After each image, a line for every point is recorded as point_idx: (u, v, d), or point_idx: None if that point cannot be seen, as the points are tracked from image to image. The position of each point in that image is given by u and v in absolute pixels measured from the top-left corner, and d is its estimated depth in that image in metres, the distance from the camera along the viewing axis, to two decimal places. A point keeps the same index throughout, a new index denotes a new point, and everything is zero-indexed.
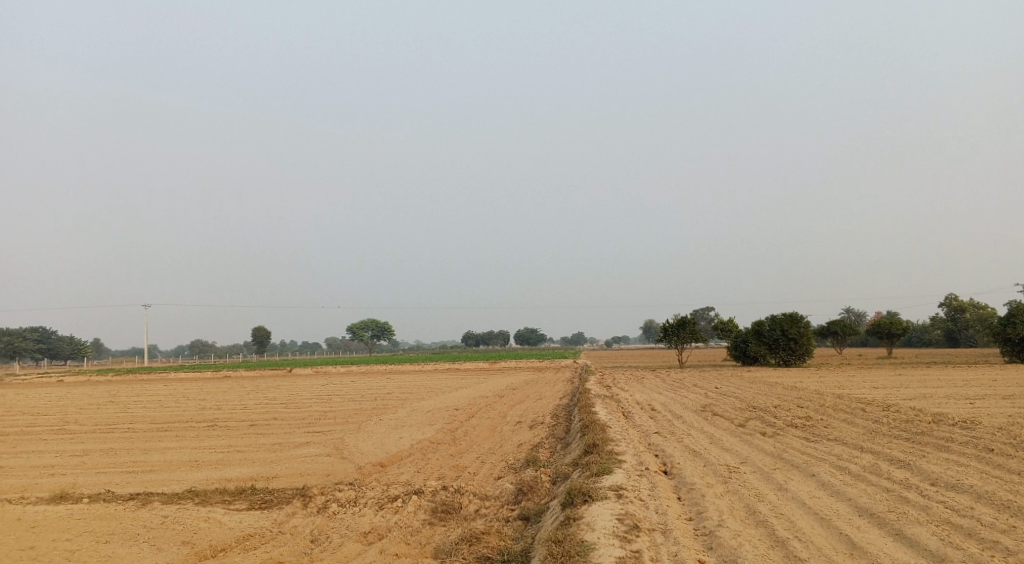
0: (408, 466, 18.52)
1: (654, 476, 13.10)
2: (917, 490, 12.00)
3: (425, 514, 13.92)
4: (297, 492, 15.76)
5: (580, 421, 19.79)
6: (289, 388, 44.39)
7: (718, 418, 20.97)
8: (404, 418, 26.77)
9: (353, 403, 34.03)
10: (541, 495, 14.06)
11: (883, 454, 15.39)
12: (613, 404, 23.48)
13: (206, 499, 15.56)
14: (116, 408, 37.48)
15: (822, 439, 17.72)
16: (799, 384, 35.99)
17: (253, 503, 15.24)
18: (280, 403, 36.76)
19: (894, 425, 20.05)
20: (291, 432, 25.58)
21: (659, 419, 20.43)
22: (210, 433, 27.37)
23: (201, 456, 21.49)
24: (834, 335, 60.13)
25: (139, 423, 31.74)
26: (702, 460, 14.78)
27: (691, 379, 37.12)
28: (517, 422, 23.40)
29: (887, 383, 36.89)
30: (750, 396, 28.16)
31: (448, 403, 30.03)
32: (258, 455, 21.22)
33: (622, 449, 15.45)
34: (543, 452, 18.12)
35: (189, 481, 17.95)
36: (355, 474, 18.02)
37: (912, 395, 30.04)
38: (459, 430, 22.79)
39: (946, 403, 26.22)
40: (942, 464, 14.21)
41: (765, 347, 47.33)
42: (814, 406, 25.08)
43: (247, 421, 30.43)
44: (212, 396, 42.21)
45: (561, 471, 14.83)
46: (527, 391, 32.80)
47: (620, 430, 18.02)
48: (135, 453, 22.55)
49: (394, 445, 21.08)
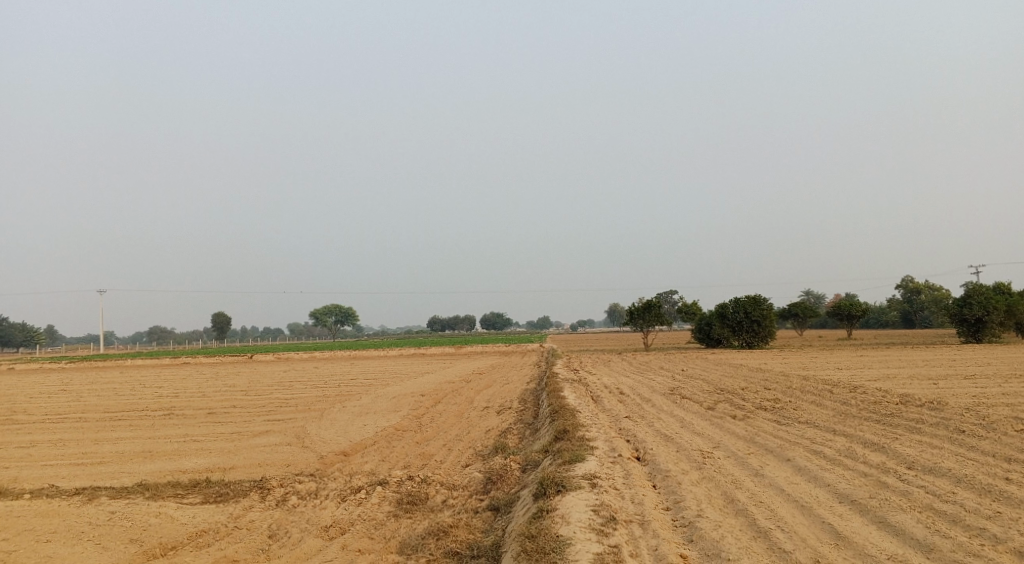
0: (372, 455, 17.94)
1: (628, 463, 12.66)
2: (896, 474, 11.69)
3: (390, 506, 13.37)
4: (255, 485, 15.09)
5: (548, 406, 19.36)
6: (250, 375, 43.48)
7: (687, 402, 20.65)
8: (368, 404, 26.14)
9: (315, 390, 33.31)
10: (511, 484, 13.58)
11: (855, 437, 15.10)
12: (581, 388, 23.07)
13: (158, 493, 14.85)
14: (69, 396, 36.41)
15: (793, 422, 17.43)
16: (763, 366, 35.91)
17: (207, 496, 14.56)
18: (240, 390, 35.95)
19: (863, 406, 19.87)
20: (250, 420, 24.85)
21: (628, 403, 20.05)
22: (166, 422, 26.54)
23: (155, 447, 20.70)
24: (795, 318, 60.40)
25: (92, 412, 30.75)
26: (674, 445, 14.38)
27: (657, 361, 36.90)
28: (485, 407, 22.92)
29: (849, 364, 36.99)
30: (716, 378, 27.94)
31: (413, 389, 29.47)
32: (215, 444, 20.48)
33: (594, 435, 15.01)
34: (512, 438, 17.65)
35: (141, 473, 17.20)
36: (317, 464, 17.39)
37: (877, 376, 30.04)
38: (424, 416, 22.22)
39: (910, 384, 26.17)
40: (916, 446, 13.95)
41: (728, 329, 47.26)
42: (781, 388, 24.86)
43: (205, 409, 29.59)
44: (170, 383, 41.21)
45: (531, 458, 14.34)
46: (494, 375, 32.33)
47: (591, 414, 17.59)
48: (85, 444, 21.70)
49: (357, 433, 20.49)
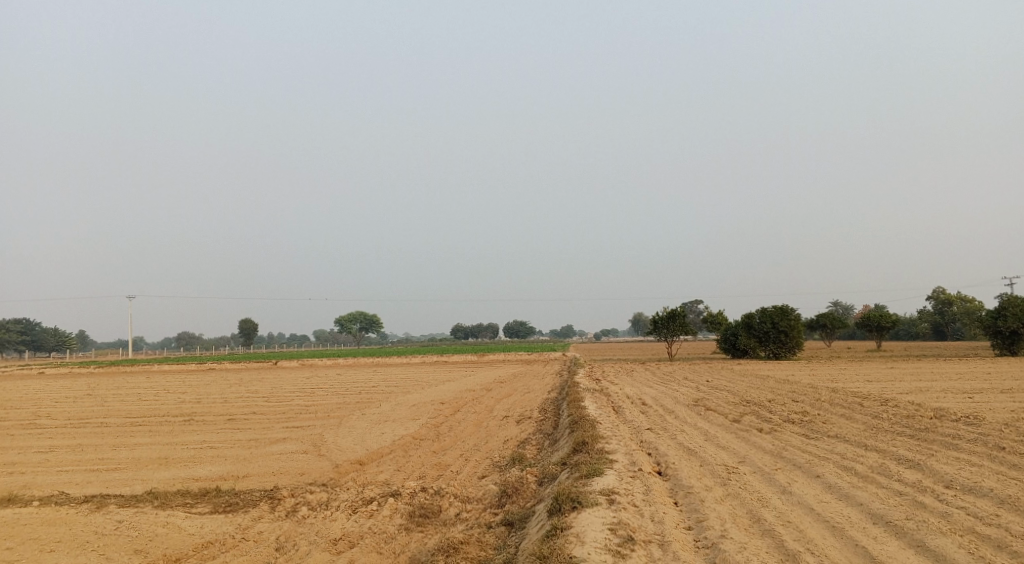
0: (388, 464, 17.54)
1: (648, 478, 12.12)
2: (934, 494, 11.08)
3: (402, 519, 12.95)
4: (266, 495, 14.71)
5: (568, 416, 18.86)
6: (272, 381, 43.33)
7: (711, 414, 20.07)
8: (387, 412, 25.75)
9: (336, 397, 32.97)
10: (527, 498, 13.10)
11: (889, 453, 14.44)
12: (603, 399, 22.54)
13: (167, 502, 14.51)
14: (92, 401, 36.38)
15: (822, 436, 16.80)
16: (791, 377, 35.11)
17: (216, 506, 14.20)
18: (261, 397, 35.68)
19: (895, 420, 19.19)
20: (268, 427, 24.54)
21: (650, 414, 19.52)
22: (186, 427, 26.33)
23: (170, 454, 20.41)
24: (823, 329, 59.32)
25: (112, 417, 30.59)
26: (697, 459, 13.83)
27: (682, 371, 36.28)
28: (504, 417, 22.46)
29: (880, 376, 36.06)
30: (743, 389, 27.30)
31: (434, 397, 29.05)
32: (231, 452, 20.18)
33: (613, 447, 14.50)
34: (530, 449, 17.17)
35: (153, 481, 16.89)
36: (332, 473, 17.01)
37: (909, 388, 29.19)
38: (443, 425, 21.80)
39: (944, 397, 25.35)
40: (954, 464, 13.30)
41: (755, 340, 46.41)
42: (810, 401, 24.14)
43: (224, 415, 29.35)
44: (193, 389, 41.10)
45: (548, 471, 13.85)
46: (516, 384, 31.84)
47: (611, 426, 17.08)
48: (102, 450, 21.46)
49: (374, 442, 20.08)
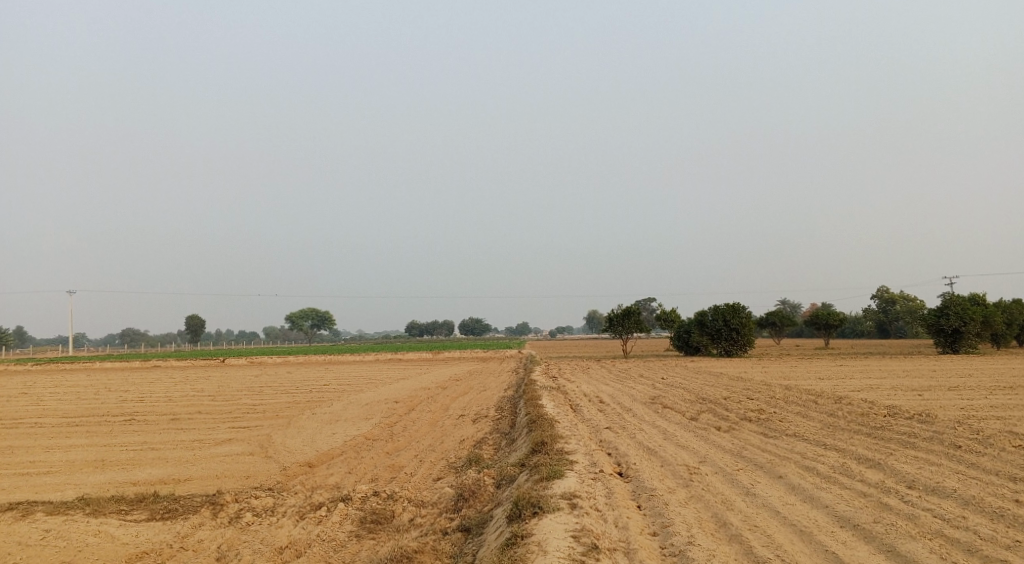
0: (338, 466, 16.93)
1: (610, 480, 11.72)
2: (899, 495, 10.84)
3: (352, 525, 12.40)
4: (208, 500, 14.02)
5: (525, 415, 18.40)
6: (220, 379, 42.20)
7: (669, 412, 19.80)
8: (338, 412, 25.08)
9: (285, 396, 32.12)
10: (484, 502, 12.62)
11: (849, 452, 14.24)
12: (559, 397, 22.16)
13: (100, 509, 13.76)
14: (29, 400, 35.01)
15: (781, 435, 16.58)
16: (744, 375, 35.17)
17: (154, 513, 13.51)
18: (208, 395, 34.64)
19: (851, 418, 19.06)
20: (214, 428, 23.70)
21: (608, 413, 19.18)
22: (128, 428, 25.35)
23: (108, 456, 19.55)
24: (772, 327, 59.75)
25: (50, 417, 29.41)
26: (658, 460, 13.47)
27: (636, 369, 36.11)
28: (459, 416, 21.93)
29: (829, 374, 36.27)
30: (698, 386, 27.15)
31: (387, 395, 28.40)
32: (173, 454, 19.38)
33: (572, 448, 14.06)
34: (487, 449, 16.69)
35: (88, 486, 16.09)
36: (279, 476, 16.36)
37: (860, 386, 29.32)
38: (396, 425, 21.21)
39: (896, 395, 25.45)
40: (914, 463, 13.13)
41: (707, 337, 46.50)
42: (764, 398, 24.05)
43: (168, 415, 28.37)
44: (137, 387, 39.85)
45: (506, 472, 13.38)
46: (470, 382, 31.33)
47: (569, 425, 16.68)
48: (35, 451, 20.49)
49: (324, 443, 19.42)
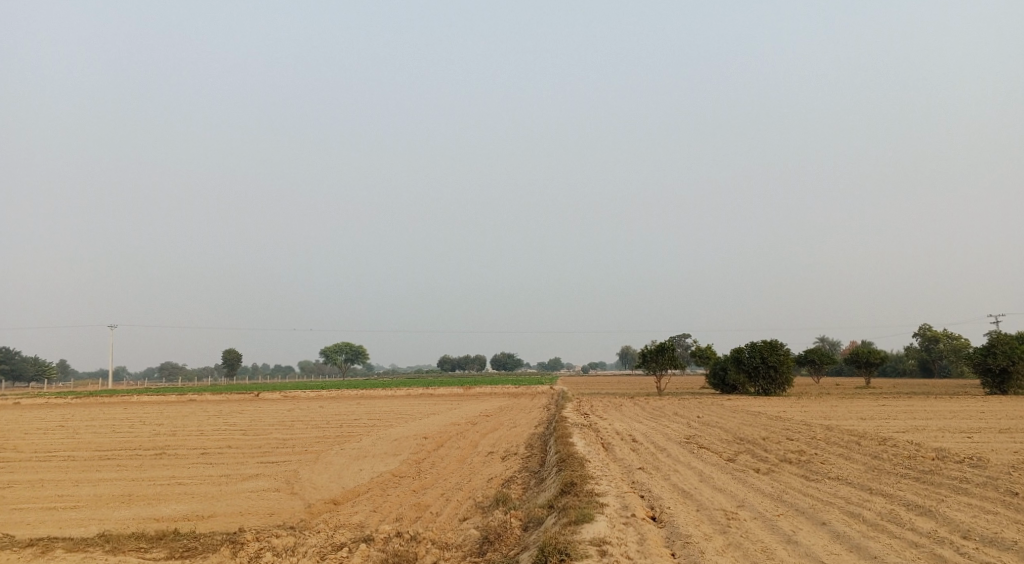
0: (364, 504, 16.49)
1: (642, 525, 11.16)
2: (954, 546, 10.16)
3: None
4: (228, 538, 13.65)
5: (555, 454, 17.88)
6: (253, 413, 42.08)
7: (705, 452, 19.14)
8: (367, 447, 24.68)
9: (316, 431, 31.81)
10: (510, 546, 12.13)
11: (897, 498, 13.50)
12: (591, 434, 21.57)
13: (120, 546, 13.45)
14: (64, 433, 35.09)
15: (823, 478, 15.86)
16: (783, 414, 34.17)
17: (173, 551, 13.17)
18: (239, 429, 34.43)
19: (897, 461, 18.25)
20: (242, 462, 23.40)
21: (641, 452, 18.56)
22: (157, 462, 25.17)
23: (135, 490, 19.32)
24: (811, 364, 58.43)
25: (82, 450, 29.35)
26: (693, 503, 12.88)
27: (671, 407, 35.32)
28: (488, 453, 21.43)
29: (872, 414, 35.15)
30: (735, 426, 26.34)
31: (417, 431, 27.95)
32: (199, 489, 19.08)
33: (603, 489, 13.51)
34: (515, 489, 16.17)
35: (110, 522, 15.80)
36: (303, 514, 15.97)
37: (905, 427, 28.28)
38: (425, 462, 20.76)
39: (944, 437, 24.49)
40: (968, 511, 12.39)
41: (744, 375, 45.51)
42: (804, 439, 23.22)
43: (198, 449, 28.16)
44: (171, 421, 39.83)
45: (534, 514, 12.86)
46: (502, 418, 30.75)
47: (601, 465, 16.12)
48: (64, 485, 20.34)
49: (351, 479, 19.02)
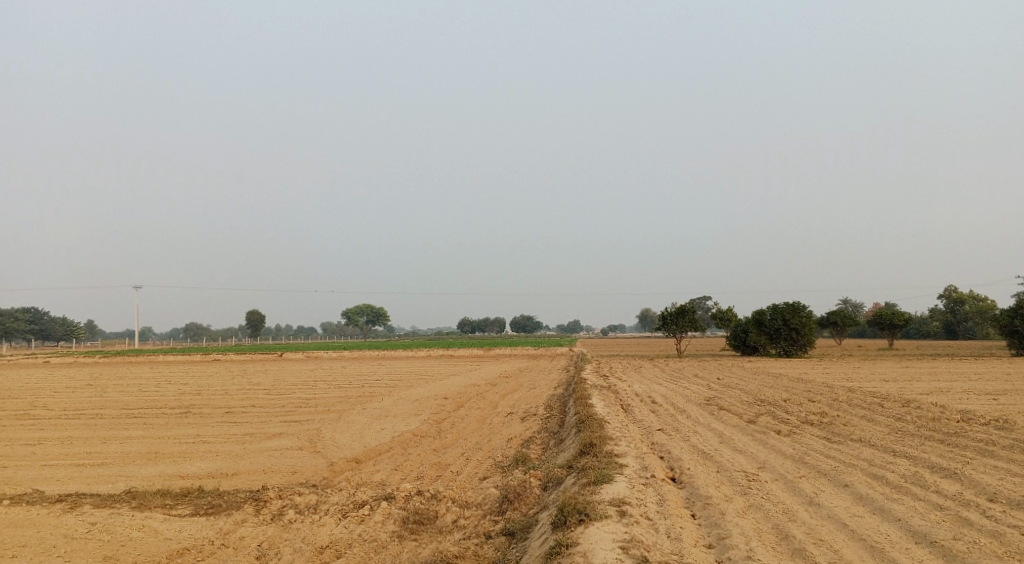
0: (385, 463, 16.62)
1: (662, 485, 11.13)
2: (980, 509, 10.07)
3: (394, 525, 12.07)
4: (252, 496, 13.80)
5: (575, 414, 17.90)
6: (276, 374, 42.46)
7: (725, 414, 19.08)
8: (388, 407, 24.85)
9: (338, 390, 32.07)
10: (530, 505, 12.15)
11: (921, 460, 13.40)
12: (611, 396, 21.55)
13: (145, 503, 13.63)
14: (91, 392, 35.58)
15: (845, 440, 15.78)
16: (804, 376, 34.02)
17: (197, 507, 13.34)
18: (262, 389, 34.78)
19: (920, 423, 18.12)
20: (265, 421, 23.63)
21: (661, 413, 18.55)
22: (182, 421, 25.47)
23: (160, 448, 19.56)
24: (833, 326, 58.08)
25: (109, 408, 29.75)
26: (714, 464, 12.83)
27: (691, 368, 35.25)
28: (508, 413, 21.49)
29: (895, 376, 34.91)
30: (755, 388, 26.25)
31: (438, 391, 28.09)
32: (223, 447, 19.30)
33: (623, 450, 13.49)
34: (534, 449, 16.22)
35: (136, 479, 16.03)
36: (325, 472, 16.11)
37: (928, 389, 28.06)
38: (445, 421, 20.86)
39: (967, 399, 24.30)
40: (993, 474, 12.26)
41: (765, 337, 45.33)
42: (826, 400, 23.10)
43: (222, 409, 28.47)
44: (195, 380, 40.29)
45: (553, 474, 12.87)
46: (522, 379, 30.86)
47: (620, 426, 16.09)
48: (91, 443, 20.62)
49: (373, 439, 19.15)
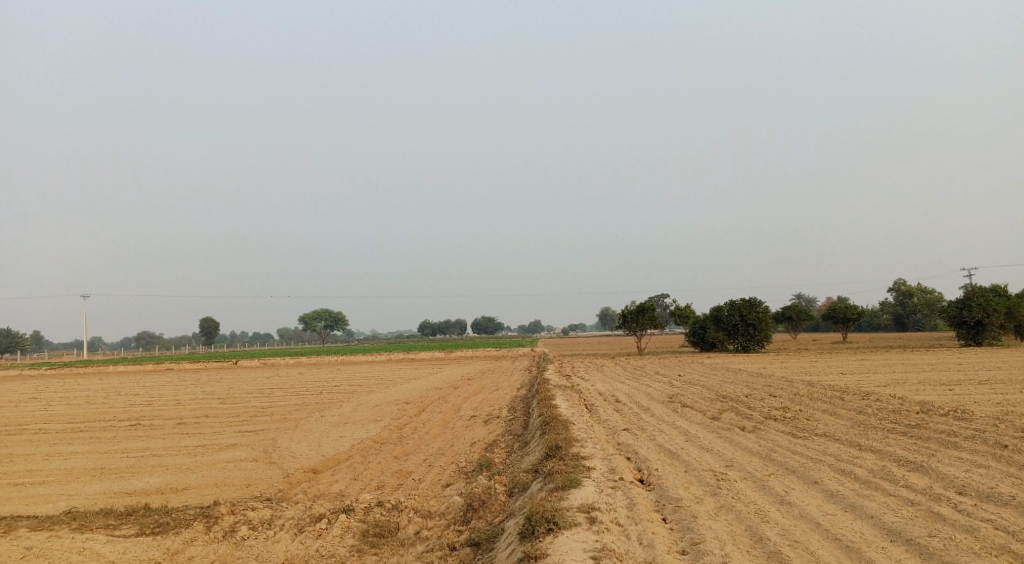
0: (344, 472, 16.10)
1: (631, 488, 10.78)
2: (952, 503, 9.89)
3: (354, 539, 11.60)
4: (202, 512, 13.19)
5: (538, 417, 17.51)
6: (231, 382, 41.49)
7: (689, 411, 18.85)
8: (347, 413, 24.23)
9: (295, 398, 31.34)
10: (495, 512, 11.75)
11: (887, 454, 13.22)
12: (574, 396, 21.23)
13: (87, 524, 13.00)
14: (36, 405, 34.33)
15: (810, 435, 15.59)
16: (763, 370, 34.13)
17: (144, 527, 12.74)
18: (217, 399, 33.86)
19: (882, 416, 18.04)
20: (219, 432, 22.88)
21: (625, 413, 18.26)
22: (132, 433, 24.58)
23: (108, 463, 18.78)
24: (788, 320, 58.50)
25: (56, 422, 28.67)
26: (682, 464, 12.53)
27: (652, 366, 35.12)
28: (471, 417, 21.04)
29: (852, 368, 35.15)
30: (717, 384, 26.13)
31: (397, 396, 27.54)
32: (174, 460, 18.60)
33: (589, 452, 13.13)
34: (498, 453, 15.81)
35: (79, 497, 15.30)
36: (281, 484, 15.54)
37: (886, 381, 28.20)
38: (405, 427, 20.36)
39: (925, 390, 24.40)
40: (959, 466, 12.12)
41: (723, 333, 45.44)
42: (787, 395, 23.02)
43: (175, 419, 27.62)
44: (146, 391, 39.16)
45: (519, 479, 12.46)
46: (484, 381, 30.41)
47: (585, 427, 15.74)
48: (34, 459, 19.77)
49: (330, 447, 18.59)
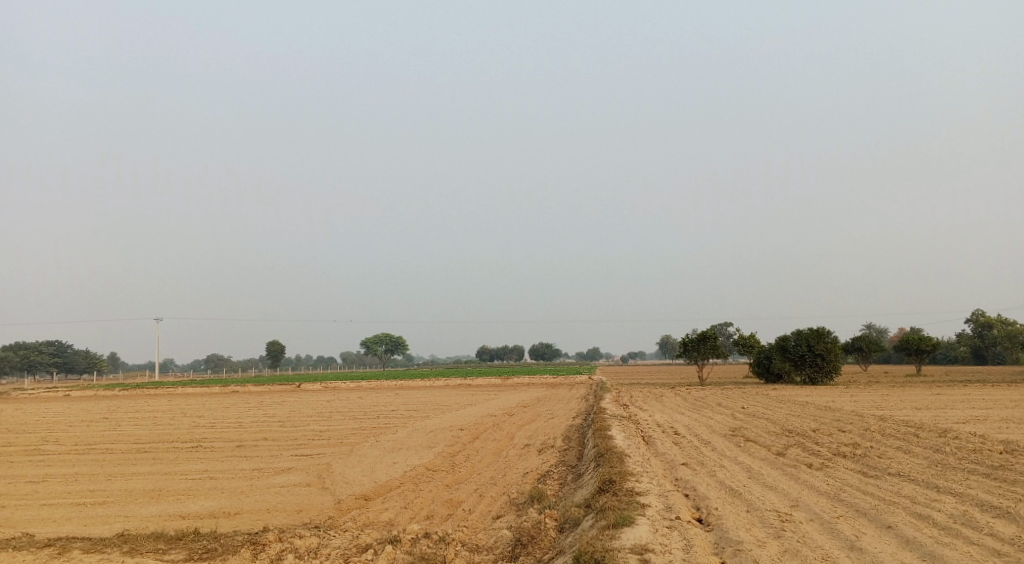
0: (395, 500, 15.79)
1: (688, 528, 10.24)
2: None
3: None
4: (250, 538, 13.00)
5: (594, 448, 16.97)
6: (293, 405, 41.71)
7: (753, 445, 18.09)
8: (402, 439, 23.97)
9: (353, 422, 31.24)
10: (545, 549, 11.28)
11: (968, 497, 12.37)
12: (631, 426, 20.64)
13: (137, 548, 12.90)
14: (104, 425, 34.90)
15: (882, 474, 14.75)
16: (832, 403, 32.92)
17: (191, 553, 12.60)
18: (277, 422, 33.96)
19: (961, 455, 17.04)
20: (275, 455, 22.84)
21: (684, 446, 17.61)
22: (192, 455, 24.70)
23: (165, 485, 18.82)
24: (858, 352, 56.67)
25: (121, 443, 29.01)
26: (743, 503, 11.89)
27: (715, 397, 34.18)
28: (526, 446, 20.56)
29: (927, 403, 33.66)
30: (783, 416, 25.19)
31: (454, 422, 27.22)
32: (228, 484, 18.53)
33: (646, 487, 12.57)
34: (551, 485, 15.34)
35: (133, 520, 15.28)
36: (331, 511, 15.31)
37: (964, 417, 26.87)
38: (459, 454, 19.99)
39: (1007, 428, 23.10)
40: None
41: (789, 363, 44.15)
42: (857, 430, 22.02)
43: (234, 442, 27.69)
44: (210, 413, 39.55)
45: (570, 514, 11.97)
46: (541, 409, 29.98)
47: (642, 460, 15.16)
48: (95, 479, 19.94)
49: (383, 474, 18.33)
